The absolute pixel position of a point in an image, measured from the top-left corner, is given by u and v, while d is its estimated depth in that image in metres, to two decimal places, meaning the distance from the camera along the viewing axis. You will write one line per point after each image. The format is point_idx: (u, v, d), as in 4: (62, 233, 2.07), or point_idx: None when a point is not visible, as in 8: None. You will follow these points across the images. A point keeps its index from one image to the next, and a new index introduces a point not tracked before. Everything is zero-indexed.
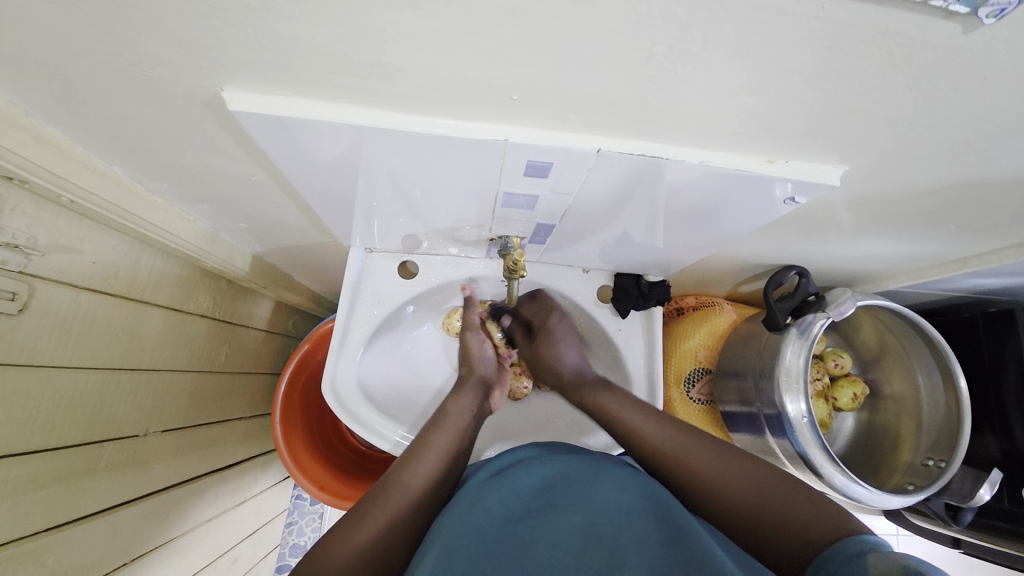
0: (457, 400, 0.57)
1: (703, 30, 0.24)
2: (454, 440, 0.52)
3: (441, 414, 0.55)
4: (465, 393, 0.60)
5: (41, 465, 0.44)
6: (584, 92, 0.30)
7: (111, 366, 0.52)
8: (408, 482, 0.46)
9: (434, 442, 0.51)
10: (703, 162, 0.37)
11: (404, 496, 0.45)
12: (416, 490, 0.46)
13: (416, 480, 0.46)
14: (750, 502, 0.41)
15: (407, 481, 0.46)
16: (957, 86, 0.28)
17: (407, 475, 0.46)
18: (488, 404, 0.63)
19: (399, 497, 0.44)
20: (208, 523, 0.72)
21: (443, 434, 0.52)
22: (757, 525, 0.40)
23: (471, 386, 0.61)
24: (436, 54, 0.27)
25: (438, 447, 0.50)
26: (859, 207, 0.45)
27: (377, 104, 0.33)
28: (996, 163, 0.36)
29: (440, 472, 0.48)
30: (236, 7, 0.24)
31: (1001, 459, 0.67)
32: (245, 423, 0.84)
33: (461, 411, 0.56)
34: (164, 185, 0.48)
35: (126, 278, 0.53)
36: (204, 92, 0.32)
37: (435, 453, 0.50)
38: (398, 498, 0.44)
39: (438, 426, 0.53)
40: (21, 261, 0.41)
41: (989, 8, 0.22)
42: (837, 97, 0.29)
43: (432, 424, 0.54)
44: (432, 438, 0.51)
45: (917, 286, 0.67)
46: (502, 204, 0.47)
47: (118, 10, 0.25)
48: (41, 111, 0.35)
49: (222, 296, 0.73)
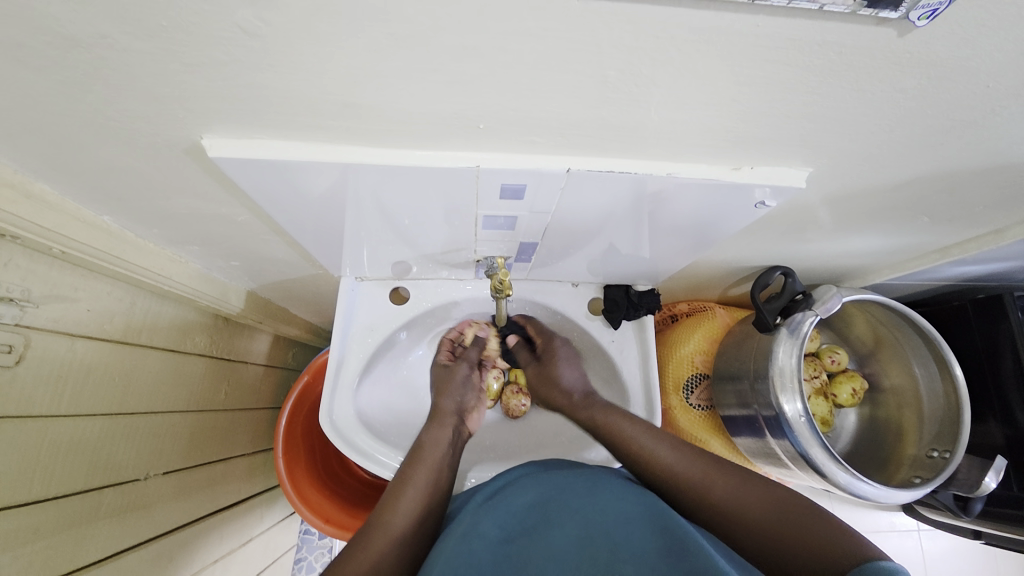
0: (432, 432, 0.58)
1: (649, 52, 0.25)
2: (433, 473, 0.52)
3: (417, 449, 0.55)
4: (438, 423, 0.60)
5: (39, 516, 0.44)
6: (547, 117, 0.31)
7: (109, 411, 0.53)
8: (390, 522, 0.46)
9: (414, 478, 0.51)
10: (673, 174, 0.38)
11: (387, 536, 0.44)
12: (398, 528, 0.45)
13: (399, 518, 0.46)
14: (772, 523, 0.41)
15: (390, 520, 0.46)
16: (904, 87, 0.29)
17: (389, 516, 0.46)
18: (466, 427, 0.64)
19: (381, 539, 0.44)
20: (214, 564, 0.71)
21: (421, 469, 0.52)
22: (779, 545, 0.39)
23: (448, 413, 0.62)
24: (401, 91, 0.28)
25: (418, 482, 0.51)
26: (834, 205, 0.46)
27: (351, 141, 0.34)
28: (955, 154, 0.37)
29: (421, 510, 0.48)
30: (206, 62, 0.25)
31: (1006, 446, 0.66)
32: (248, 459, 0.84)
33: (437, 442, 0.56)
34: (155, 231, 0.49)
35: (121, 323, 0.54)
36: (186, 142, 0.33)
37: (415, 492, 0.49)
38: (381, 538, 0.44)
39: (417, 461, 0.53)
40: (17, 314, 0.42)
41: (920, 11, 0.23)
42: (787, 105, 0.30)
43: (409, 459, 0.54)
44: (412, 473, 0.51)
45: (904, 278, 0.67)
46: (484, 227, 0.48)
47: (96, 72, 0.26)
48: (30, 169, 0.36)
49: (219, 334, 0.73)
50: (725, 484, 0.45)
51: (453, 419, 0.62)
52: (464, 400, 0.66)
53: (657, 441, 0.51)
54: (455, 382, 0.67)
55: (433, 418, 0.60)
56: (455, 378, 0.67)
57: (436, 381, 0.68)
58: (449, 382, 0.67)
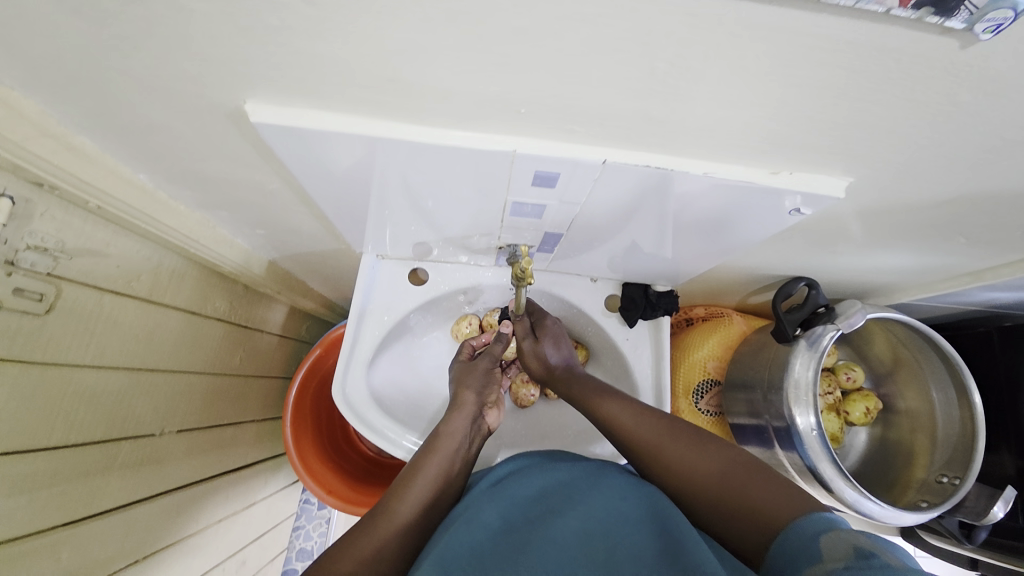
0: (451, 421, 0.57)
1: (703, 45, 0.25)
2: (444, 467, 0.52)
3: (434, 439, 0.55)
4: (459, 412, 0.58)
5: (58, 462, 0.46)
6: (589, 106, 0.31)
7: (131, 366, 0.54)
8: (396, 511, 0.46)
9: (426, 469, 0.51)
10: (708, 173, 0.37)
11: (392, 525, 0.45)
12: (403, 517, 0.46)
13: (406, 508, 0.47)
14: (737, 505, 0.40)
15: (397, 509, 0.46)
16: (960, 100, 0.28)
17: (396, 504, 0.47)
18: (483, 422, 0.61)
19: (387, 526, 0.45)
20: (218, 524, 0.73)
21: (434, 461, 0.52)
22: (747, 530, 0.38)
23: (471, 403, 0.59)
24: (446, 68, 0.28)
25: (429, 474, 0.51)
26: (868, 218, 0.45)
27: (391, 116, 0.34)
28: (1001, 175, 0.36)
29: (428, 501, 0.49)
30: (257, 25, 0.26)
31: (1017, 478, 0.65)
32: (257, 425, 0.86)
33: (454, 433, 0.55)
34: (187, 192, 0.50)
35: (148, 281, 0.55)
36: (227, 105, 0.34)
37: (425, 484, 0.50)
38: (385, 526, 0.44)
39: (431, 451, 0.53)
40: (50, 264, 0.42)
41: (986, 24, 0.22)
42: (835, 110, 0.29)
43: (425, 448, 0.54)
44: (424, 464, 0.51)
45: (931, 299, 0.66)
46: (511, 214, 0.48)
47: (148, 28, 0.26)
48: (72, 120, 0.37)
49: (238, 301, 0.74)
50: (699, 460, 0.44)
51: (472, 411, 0.58)
52: (486, 392, 0.62)
53: (643, 423, 0.50)
54: (476, 374, 0.62)
55: (455, 406, 0.58)
56: (477, 371, 0.62)
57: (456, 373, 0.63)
58: (469, 374, 0.62)
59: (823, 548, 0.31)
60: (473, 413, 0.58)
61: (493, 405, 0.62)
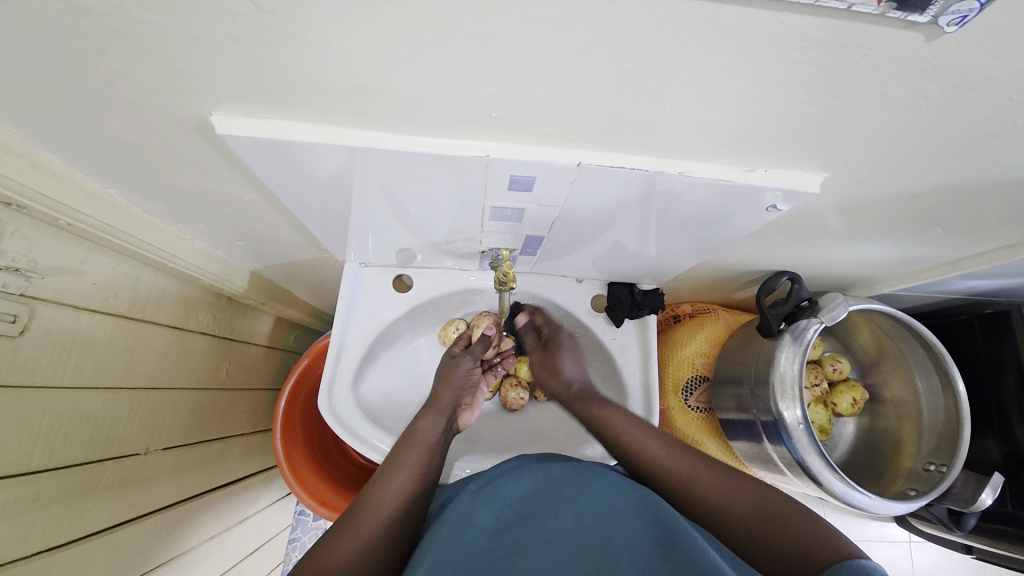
0: (427, 416, 0.57)
1: (669, 46, 0.25)
2: (424, 457, 0.52)
3: (411, 431, 0.55)
4: (434, 409, 0.58)
5: (41, 485, 0.45)
6: (561, 109, 0.31)
7: (111, 385, 0.53)
8: (379, 504, 0.46)
9: (405, 460, 0.51)
10: (685, 172, 0.37)
11: (376, 517, 0.44)
12: (388, 509, 0.45)
13: (389, 501, 0.46)
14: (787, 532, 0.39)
15: (380, 501, 0.46)
16: (927, 93, 0.28)
17: (378, 497, 0.47)
18: (457, 421, 0.61)
19: (370, 518, 0.44)
20: (210, 540, 0.72)
21: (413, 452, 0.52)
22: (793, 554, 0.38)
23: (446, 401, 0.59)
24: (415, 76, 0.28)
25: (409, 465, 0.50)
26: (847, 212, 0.45)
27: (362, 124, 0.34)
28: (974, 165, 0.36)
29: (411, 491, 0.48)
30: (218, 36, 0.25)
31: (1003, 462, 0.66)
32: (246, 439, 0.84)
33: (432, 427, 0.56)
34: (161, 207, 0.49)
35: (126, 297, 0.54)
36: (195, 118, 0.33)
37: (405, 474, 0.49)
38: (370, 519, 0.44)
39: (409, 444, 0.53)
40: (22, 284, 0.41)
41: (950, 17, 0.22)
42: (807, 107, 0.30)
43: (402, 441, 0.54)
44: (402, 456, 0.51)
45: (912, 289, 0.66)
46: (491, 218, 0.47)
47: (106, 42, 0.26)
48: (36, 138, 0.36)
49: (222, 313, 0.73)
50: (715, 484, 0.45)
51: (446, 408, 0.59)
52: (463, 391, 0.61)
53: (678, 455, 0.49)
54: (456, 372, 0.62)
55: (431, 404, 0.58)
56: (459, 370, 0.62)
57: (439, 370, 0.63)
58: (451, 372, 0.62)
59: None
60: (447, 408, 0.59)
61: (467, 407, 0.63)
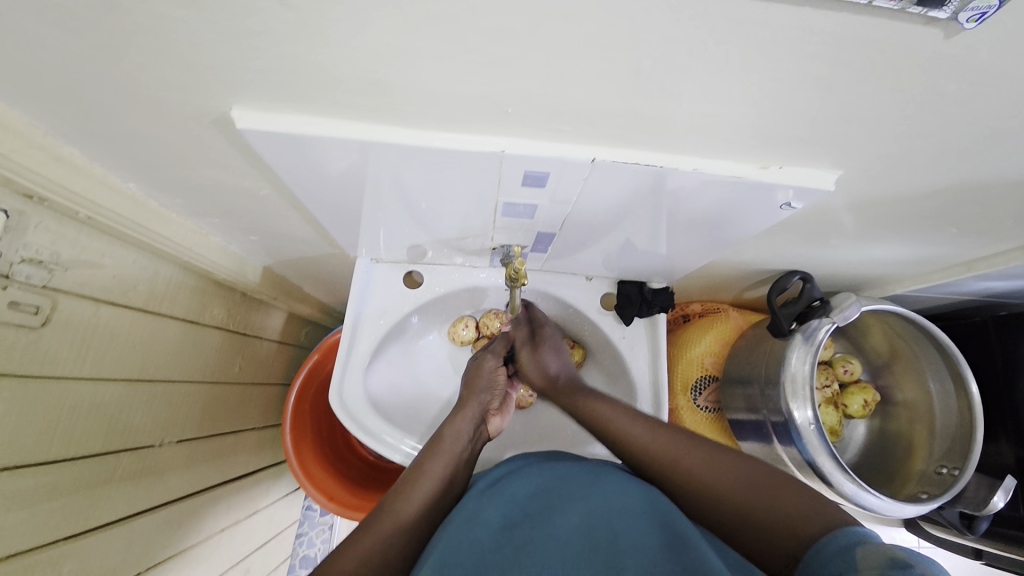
0: (454, 424, 0.57)
1: (686, 42, 0.25)
2: (448, 466, 0.52)
3: (436, 439, 0.55)
4: (462, 415, 0.58)
5: (59, 475, 0.45)
6: (577, 105, 0.31)
7: (128, 377, 0.54)
8: (400, 511, 0.46)
9: (428, 468, 0.51)
10: (698, 169, 0.37)
11: (396, 524, 0.45)
12: (408, 516, 0.46)
13: (410, 508, 0.47)
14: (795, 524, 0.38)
15: (401, 508, 0.47)
16: (945, 90, 0.28)
17: (400, 503, 0.47)
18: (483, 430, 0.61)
19: (391, 524, 0.45)
20: (220, 533, 0.73)
21: (437, 461, 0.52)
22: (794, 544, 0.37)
23: (473, 408, 0.59)
24: (432, 71, 0.28)
25: (433, 474, 0.50)
26: (861, 210, 0.45)
27: (379, 120, 0.34)
28: (991, 164, 0.36)
29: (433, 500, 0.49)
30: (241, 32, 0.26)
31: (1017, 466, 0.66)
32: (257, 433, 0.85)
33: (456, 435, 0.56)
34: (178, 201, 0.50)
35: (144, 291, 0.55)
36: (215, 112, 0.34)
37: (428, 482, 0.50)
38: (390, 525, 0.45)
39: (434, 452, 0.53)
40: (44, 276, 0.42)
41: (969, 13, 0.22)
42: (824, 104, 0.29)
43: (427, 449, 0.54)
44: (426, 464, 0.51)
45: (926, 290, 0.66)
46: (503, 214, 0.47)
47: (131, 36, 0.26)
48: (59, 131, 0.37)
49: (236, 308, 0.74)
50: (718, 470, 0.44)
51: (474, 417, 0.59)
52: (488, 399, 0.61)
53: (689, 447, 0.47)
54: (483, 378, 0.62)
55: (458, 412, 0.58)
56: (485, 372, 0.63)
57: (467, 376, 0.64)
58: (478, 377, 0.62)
59: (859, 561, 0.30)
60: (474, 416, 0.59)
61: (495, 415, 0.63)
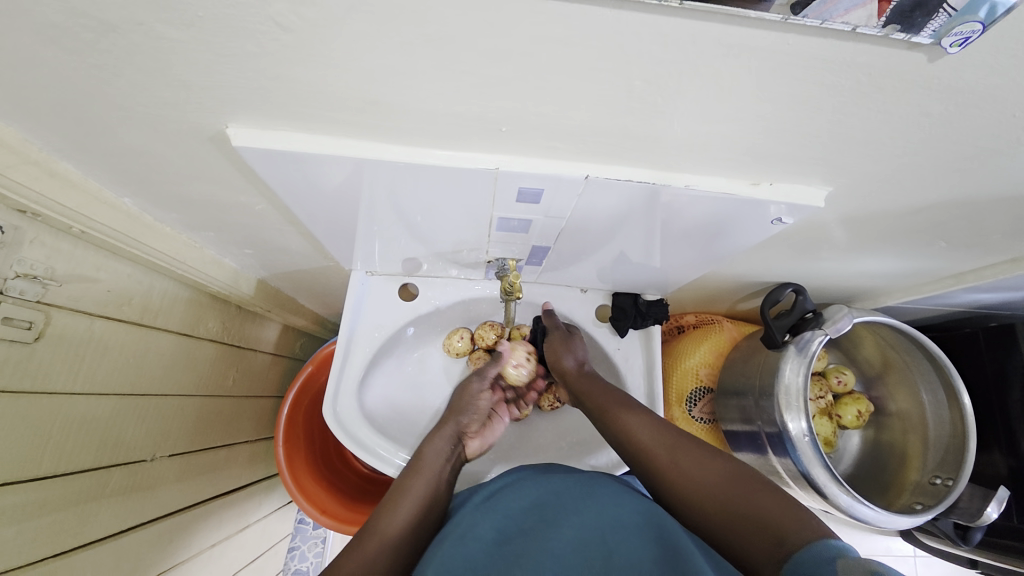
0: (433, 442, 0.58)
1: (677, 65, 0.25)
2: (430, 483, 0.53)
3: (417, 459, 0.55)
4: (440, 434, 0.59)
5: (47, 492, 0.45)
6: (570, 125, 0.31)
7: (120, 391, 0.53)
8: (385, 528, 0.46)
9: (411, 487, 0.51)
10: (690, 186, 0.38)
11: (381, 540, 0.45)
12: (393, 532, 0.46)
13: (395, 524, 0.46)
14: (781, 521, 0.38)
15: (386, 525, 0.46)
16: (930, 111, 0.29)
17: (385, 521, 0.47)
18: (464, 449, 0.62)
19: (376, 541, 0.44)
20: (211, 548, 0.72)
21: (418, 479, 0.52)
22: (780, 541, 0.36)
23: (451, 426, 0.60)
24: (427, 90, 0.28)
25: (415, 491, 0.51)
26: (851, 225, 0.46)
27: (374, 137, 0.34)
28: (975, 181, 0.37)
29: (418, 516, 0.48)
30: (238, 53, 0.26)
31: (1009, 477, 0.66)
32: (250, 446, 0.85)
33: (436, 453, 0.56)
34: (172, 215, 0.50)
35: (139, 305, 0.55)
36: (210, 129, 0.34)
37: (411, 499, 0.50)
38: (375, 542, 0.44)
39: (415, 471, 0.54)
40: (39, 291, 0.42)
41: (953, 38, 0.23)
42: (812, 123, 0.30)
43: (408, 469, 0.54)
44: (408, 483, 0.52)
45: (917, 301, 0.66)
46: (498, 228, 0.48)
47: (128, 57, 0.26)
48: (54, 147, 0.37)
49: (231, 320, 0.74)
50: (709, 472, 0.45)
51: (453, 435, 0.60)
52: (469, 417, 0.63)
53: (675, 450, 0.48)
54: (465, 399, 0.64)
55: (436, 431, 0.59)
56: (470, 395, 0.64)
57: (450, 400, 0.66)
58: (461, 398, 0.64)
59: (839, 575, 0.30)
60: (453, 433, 0.60)
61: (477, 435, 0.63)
